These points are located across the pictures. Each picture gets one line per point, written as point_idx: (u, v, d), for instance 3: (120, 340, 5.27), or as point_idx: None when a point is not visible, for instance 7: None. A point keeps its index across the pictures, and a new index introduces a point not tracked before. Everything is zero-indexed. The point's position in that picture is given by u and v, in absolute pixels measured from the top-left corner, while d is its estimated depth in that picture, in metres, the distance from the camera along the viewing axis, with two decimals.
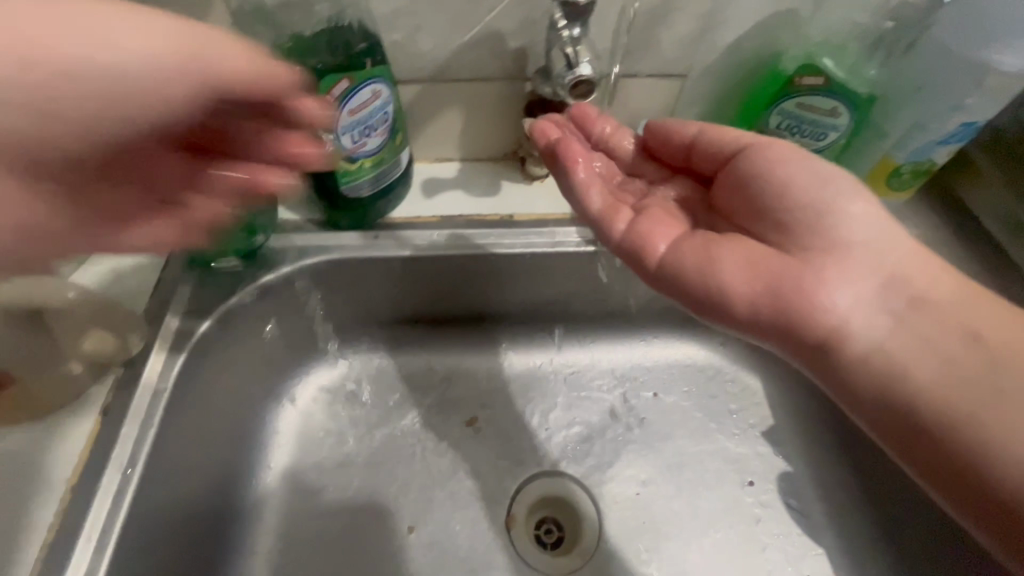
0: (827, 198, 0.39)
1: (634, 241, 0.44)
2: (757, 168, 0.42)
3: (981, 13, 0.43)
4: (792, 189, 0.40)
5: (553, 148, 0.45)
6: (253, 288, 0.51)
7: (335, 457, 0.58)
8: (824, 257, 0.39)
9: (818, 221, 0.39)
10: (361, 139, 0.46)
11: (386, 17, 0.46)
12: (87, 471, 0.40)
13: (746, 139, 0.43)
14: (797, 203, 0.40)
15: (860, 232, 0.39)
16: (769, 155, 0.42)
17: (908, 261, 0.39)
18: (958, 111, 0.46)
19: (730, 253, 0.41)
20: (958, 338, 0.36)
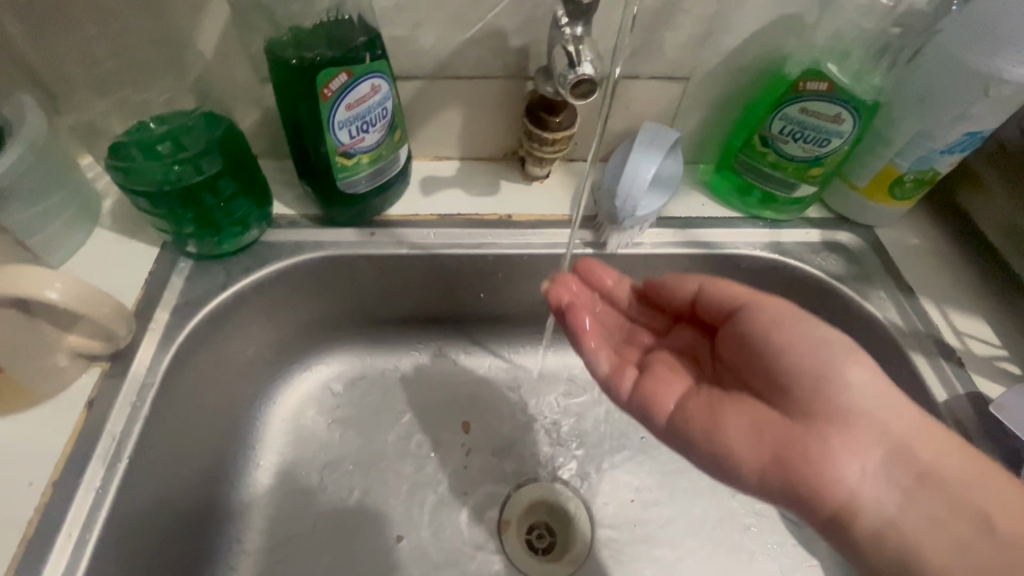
0: (830, 363, 0.38)
1: (641, 403, 0.43)
2: (755, 328, 0.40)
3: (990, 21, 0.42)
4: (792, 352, 0.38)
5: (564, 309, 0.47)
6: (247, 283, 0.51)
7: (324, 457, 0.57)
8: (829, 425, 0.37)
9: (822, 388, 0.37)
10: (359, 134, 0.45)
11: (386, 12, 0.46)
12: (71, 463, 0.39)
13: (741, 296, 0.42)
14: (799, 368, 0.38)
15: (864, 401, 0.37)
16: (764, 315, 0.40)
17: (915, 434, 0.37)
18: (963, 120, 0.46)
19: (738, 423, 0.39)
20: (980, 525, 0.34)
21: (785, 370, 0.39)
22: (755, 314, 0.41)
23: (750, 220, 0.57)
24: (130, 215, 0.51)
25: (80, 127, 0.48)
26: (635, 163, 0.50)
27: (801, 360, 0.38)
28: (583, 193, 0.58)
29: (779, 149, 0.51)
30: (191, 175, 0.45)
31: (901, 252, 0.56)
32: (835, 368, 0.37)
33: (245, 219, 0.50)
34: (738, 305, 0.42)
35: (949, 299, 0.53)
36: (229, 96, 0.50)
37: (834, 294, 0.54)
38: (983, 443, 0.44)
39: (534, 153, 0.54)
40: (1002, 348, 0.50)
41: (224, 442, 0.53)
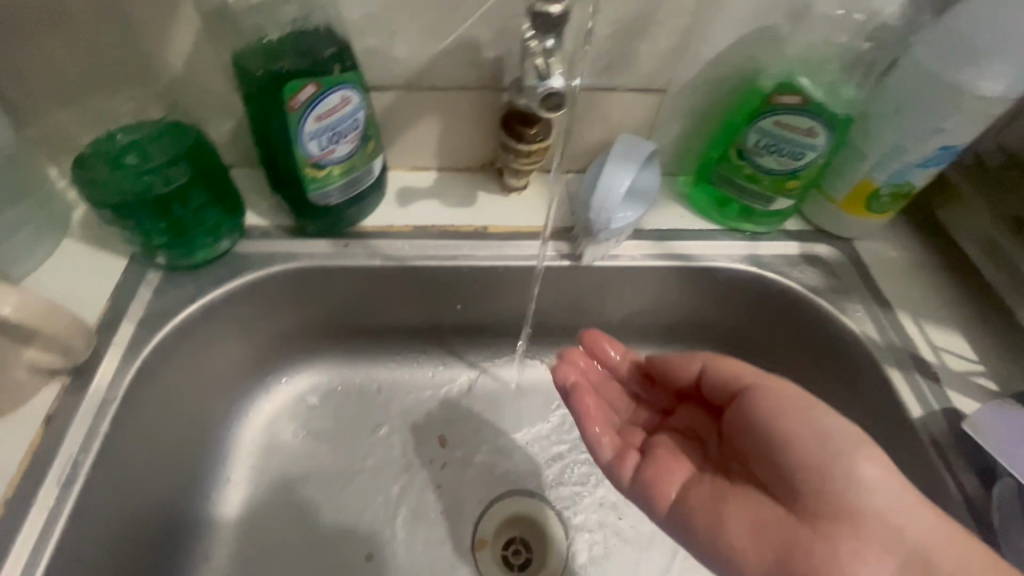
0: (834, 458, 0.37)
1: (643, 491, 0.45)
2: (757, 418, 0.41)
3: (961, 32, 0.42)
4: (794, 446, 0.38)
5: (570, 390, 0.49)
6: (217, 295, 0.50)
7: (297, 472, 0.57)
8: (835, 524, 0.37)
9: (825, 483, 0.37)
10: (329, 145, 0.45)
11: (358, 23, 0.45)
12: (25, 481, 0.38)
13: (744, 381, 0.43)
14: (802, 462, 0.38)
15: (874, 500, 0.37)
16: (766, 402, 0.40)
17: (931, 539, 0.36)
18: (938, 134, 0.45)
19: (739, 517, 0.40)
20: None
21: (787, 461, 0.39)
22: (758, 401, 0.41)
23: (728, 232, 0.57)
24: (99, 224, 0.51)
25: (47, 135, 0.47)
26: (609, 175, 0.50)
27: (803, 454, 0.38)
28: (561, 204, 0.57)
29: (755, 162, 0.50)
30: (156, 185, 0.44)
31: (879, 266, 0.55)
32: (841, 462, 0.37)
33: (217, 229, 0.49)
34: (740, 391, 0.43)
35: (927, 314, 0.52)
36: (201, 104, 0.50)
37: (812, 308, 0.54)
38: (959, 461, 0.44)
39: (511, 164, 0.54)
40: (979, 363, 0.49)
41: (192, 458, 0.52)
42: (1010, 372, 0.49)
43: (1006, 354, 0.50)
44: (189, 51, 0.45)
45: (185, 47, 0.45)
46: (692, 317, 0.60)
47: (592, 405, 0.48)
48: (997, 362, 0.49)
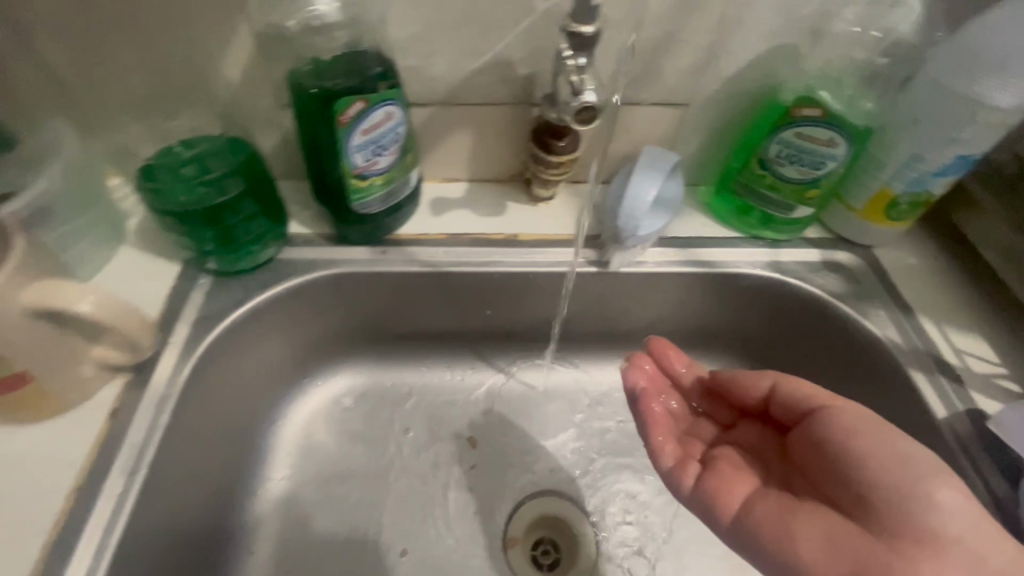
0: (916, 480, 0.37)
1: (707, 498, 0.45)
2: (830, 434, 0.41)
3: (975, 48, 0.44)
4: (871, 465, 0.39)
5: (636, 393, 0.49)
6: (263, 299, 0.53)
7: (333, 471, 0.59)
8: (917, 548, 0.35)
9: (905, 504, 0.37)
10: (372, 157, 0.48)
11: (401, 44, 0.49)
12: (92, 471, 0.41)
13: (817, 400, 0.44)
14: (880, 479, 0.38)
15: (953, 526, 0.36)
16: (837, 419, 0.42)
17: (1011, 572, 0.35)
18: (955, 144, 0.47)
19: (810, 530, 0.39)
20: None
21: (860, 477, 0.39)
22: (830, 419, 0.42)
23: (750, 240, 0.59)
24: (154, 231, 0.54)
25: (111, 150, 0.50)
26: (635, 186, 0.53)
27: (879, 472, 0.38)
28: (588, 213, 0.59)
29: (776, 172, 0.52)
30: (214, 195, 0.47)
31: (899, 272, 0.57)
32: (922, 484, 0.37)
33: (264, 237, 0.52)
34: (812, 411, 0.44)
35: (948, 318, 0.54)
36: (251, 120, 0.53)
37: (834, 312, 0.55)
38: (984, 460, 0.45)
39: (540, 175, 0.57)
40: (1002, 367, 0.50)
41: (237, 455, 0.54)
42: None
43: None
44: (244, 71, 0.49)
45: (240, 67, 0.49)
46: (715, 323, 0.62)
47: (657, 412, 0.49)
48: (1019, 366, 0.50)
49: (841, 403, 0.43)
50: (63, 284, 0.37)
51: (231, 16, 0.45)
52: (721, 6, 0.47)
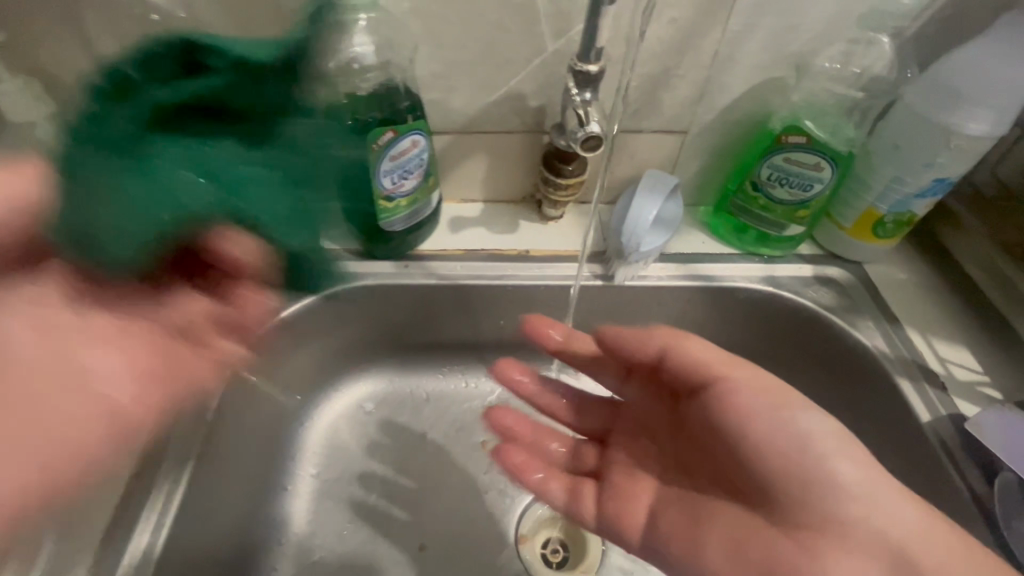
0: (811, 461, 0.39)
1: (614, 510, 0.49)
2: (725, 419, 0.43)
3: (946, 81, 0.49)
4: (762, 451, 0.41)
5: (500, 450, 0.52)
6: (297, 308, 0.58)
7: (358, 468, 0.63)
8: (817, 534, 0.39)
9: (802, 490, 0.39)
10: (400, 181, 0.54)
11: (426, 79, 0.54)
12: None
13: (709, 371, 0.45)
14: (768, 464, 0.40)
15: (850, 507, 0.39)
16: (731, 397, 0.43)
17: (914, 540, 0.38)
18: (931, 168, 0.51)
19: (717, 533, 0.42)
20: None
21: (752, 463, 0.41)
22: (726, 398, 0.43)
23: (746, 256, 0.63)
24: None
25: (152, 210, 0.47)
26: (636, 207, 0.58)
27: (768, 457, 0.40)
28: (593, 231, 0.64)
29: (768, 193, 0.57)
30: None
31: (887, 286, 0.60)
32: (810, 466, 0.39)
33: None
34: (705, 384, 0.45)
35: (933, 329, 0.57)
36: None
37: (825, 324, 0.59)
38: (965, 459, 0.48)
39: (550, 197, 0.62)
40: (984, 375, 0.53)
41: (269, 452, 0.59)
42: (1013, 382, 0.53)
43: (1009, 367, 0.54)
44: None
45: None
46: (713, 334, 0.66)
47: (518, 458, 0.52)
48: (1000, 373, 0.53)
49: (732, 373, 0.44)
50: None
51: None
52: (713, 45, 0.52)
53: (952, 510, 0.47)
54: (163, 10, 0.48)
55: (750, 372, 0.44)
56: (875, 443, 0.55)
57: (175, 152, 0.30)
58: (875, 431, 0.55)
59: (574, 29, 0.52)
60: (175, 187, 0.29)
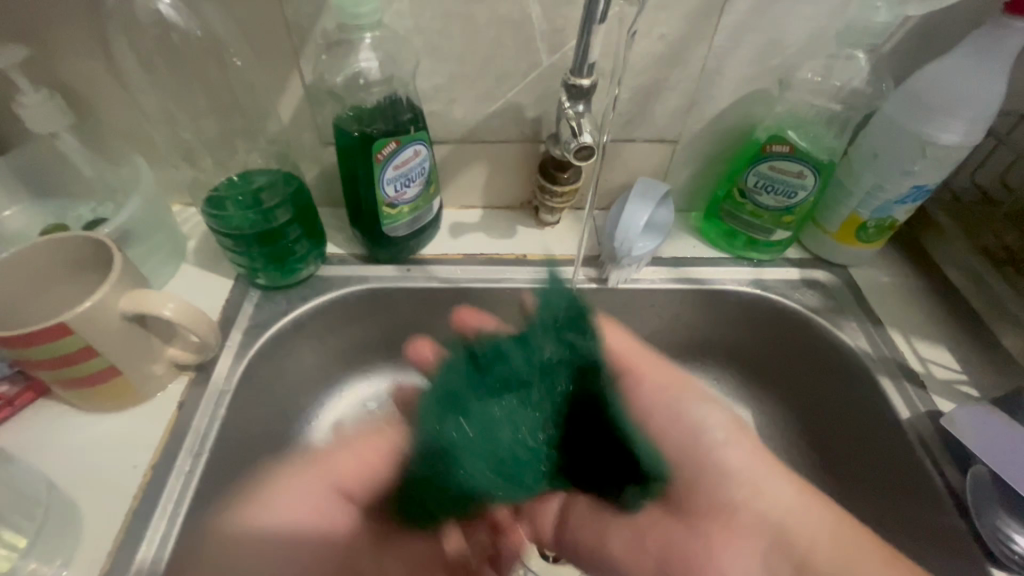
0: (707, 451, 0.45)
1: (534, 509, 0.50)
2: (638, 411, 0.47)
3: (920, 94, 0.51)
4: (663, 440, 0.46)
5: None
6: (304, 310, 0.61)
7: None
8: (710, 522, 0.44)
9: (700, 482, 0.45)
10: (402, 189, 0.56)
11: (428, 92, 0.57)
12: (166, 452, 0.48)
13: (629, 365, 0.48)
14: (676, 449, 0.46)
15: (741, 495, 0.44)
16: (643, 383, 0.48)
17: (799, 525, 0.42)
18: (910, 176, 0.54)
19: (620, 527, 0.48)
20: None
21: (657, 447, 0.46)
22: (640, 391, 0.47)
23: (736, 260, 0.65)
24: (213, 252, 0.63)
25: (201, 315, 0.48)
26: (629, 214, 0.61)
27: (665, 442, 0.46)
28: (589, 235, 0.67)
29: (755, 200, 0.59)
30: (266, 223, 0.55)
31: (871, 289, 0.63)
32: (710, 454, 0.45)
33: (307, 257, 0.60)
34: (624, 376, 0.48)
35: (915, 330, 0.59)
36: (298, 157, 0.62)
37: (810, 325, 0.61)
38: (941, 453, 0.50)
39: (546, 203, 0.64)
40: (963, 373, 0.56)
41: (278, 447, 0.61)
42: (991, 381, 0.55)
43: (988, 367, 0.56)
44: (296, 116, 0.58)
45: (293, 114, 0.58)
46: (704, 335, 0.68)
47: None
48: (977, 372, 0.55)
49: (646, 369, 0.48)
50: (148, 293, 0.45)
51: (286, 73, 0.54)
52: (700, 59, 0.55)
53: (927, 502, 0.49)
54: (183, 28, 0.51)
55: (658, 368, 0.49)
56: (858, 439, 0.57)
57: (481, 466, 0.36)
58: (857, 427, 0.57)
59: (569, 45, 0.54)
60: (489, 449, 0.36)
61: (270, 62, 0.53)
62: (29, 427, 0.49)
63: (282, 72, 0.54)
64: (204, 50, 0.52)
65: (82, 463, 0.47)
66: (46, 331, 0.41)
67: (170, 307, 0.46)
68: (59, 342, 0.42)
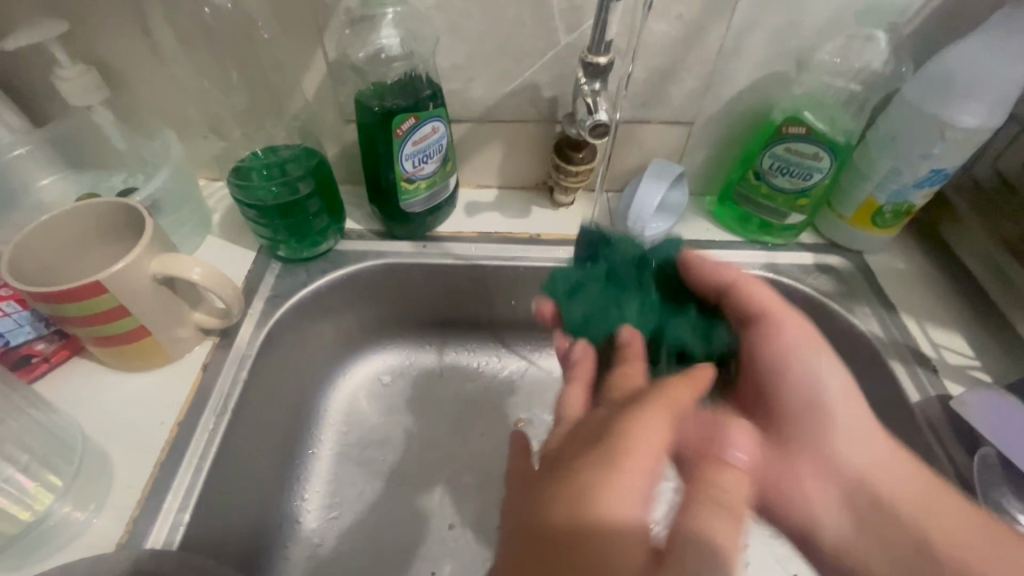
0: (812, 390, 0.44)
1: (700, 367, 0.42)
2: (878, 502, 0.42)
3: (942, 80, 0.51)
4: (868, 462, 0.42)
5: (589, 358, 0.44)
6: (323, 282, 0.62)
7: (376, 437, 0.67)
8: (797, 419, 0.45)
9: (801, 413, 0.45)
10: (420, 164, 0.57)
11: (448, 71, 0.58)
12: (193, 406, 0.50)
13: (825, 400, 0.44)
14: (850, 509, 0.43)
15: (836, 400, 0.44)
16: (824, 423, 0.44)
17: (864, 455, 0.43)
18: (928, 159, 0.53)
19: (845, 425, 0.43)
20: (883, 515, 0.42)
21: (866, 543, 0.42)
22: (792, 396, 0.45)
23: (750, 243, 0.65)
24: (236, 224, 0.65)
25: (397, 387, 0.70)
26: (644, 192, 0.61)
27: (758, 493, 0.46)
28: (602, 217, 0.68)
29: (770, 182, 0.60)
30: (289, 193, 0.57)
31: (886, 275, 0.63)
32: (802, 367, 0.45)
33: (326, 231, 0.62)
34: (786, 364, 0.45)
35: (928, 316, 0.59)
36: (321, 135, 0.63)
37: (822, 309, 0.61)
38: (951, 436, 0.50)
39: (561, 183, 0.65)
40: (976, 360, 0.56)
41: (299, 413, 0.63)
42: (1003, 370, 0.55)
43: (1004, 357, 0.56)
44: (316, 94, 0.59)
45: (314, 91, 0.59)
46: None
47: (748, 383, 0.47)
48: (989, 360, 0.55)
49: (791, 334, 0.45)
50: (178, 257, 0.47)
51: (309, 49, 0.55)
52: (718, 39, 0.55)
53: None
54: (215, 4, 0.52)
55: (819, 375, 0.44)
56: None
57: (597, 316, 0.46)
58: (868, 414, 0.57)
59: (586, 24, 0.54)
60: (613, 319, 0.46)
61: (293, 38, 0.54)
62: (68, 380, 0.52)
63: (306, 49, 0.55)
64: (234, 24, 0.53)
65: (118, 418, 0.49)
66: (85, 289, 0.43)
67: (195, 273, 0.47)
68: (94, 300, 0.44)
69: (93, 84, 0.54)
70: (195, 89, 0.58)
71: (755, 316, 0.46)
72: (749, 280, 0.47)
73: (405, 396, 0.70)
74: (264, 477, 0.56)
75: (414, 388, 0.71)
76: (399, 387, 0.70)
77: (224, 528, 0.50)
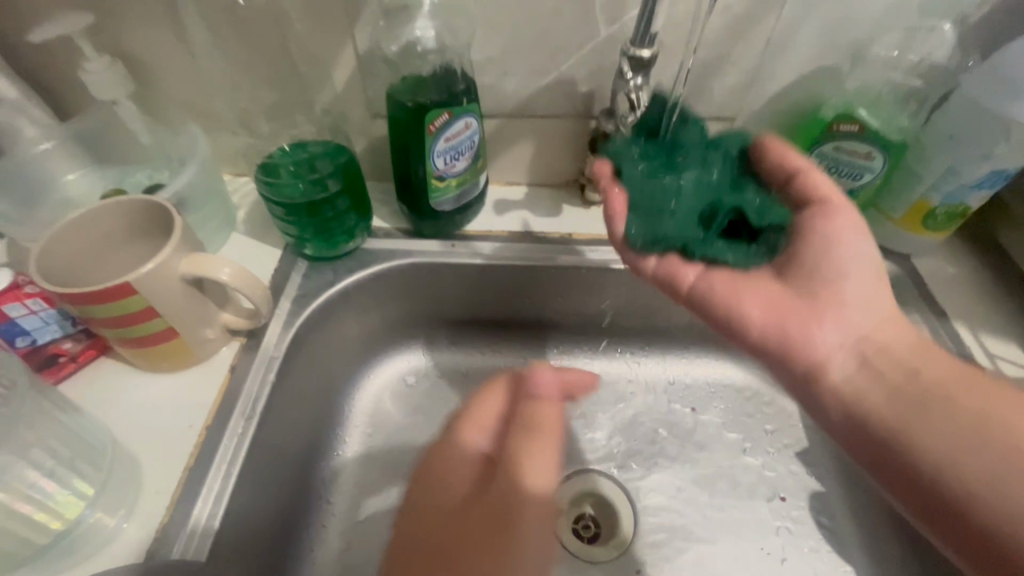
0: (839, 258, 0.48)
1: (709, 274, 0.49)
2: (887, 368, 0.44)
3: (1007, 74, 0.48)
4: (885, 330, 0.46)
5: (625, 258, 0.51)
6: (350, 282, 0.61)
7: (401, 440, 0.65)
8: (823, 290, 0.47)
9: (822, 280, 0.47)
10: (451, 162, 0.55)
11: (481, 64, 0.56)
12: (221, 410, 0.49)
13: (846, 273, 0.47)
14: (863, 373, 0.45)
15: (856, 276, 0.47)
16: (841, 295, 0.47)
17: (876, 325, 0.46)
18: (988, 159, 0.50)
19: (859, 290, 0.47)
20: (907, 378, 0.43)
21: (868, 381, 0.44)
22: (822, 265, 0.48)
23: None
24: (261, 221, 0.64)
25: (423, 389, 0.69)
26: None
27: (765, 327, 0.48)
28: None
29: None
30: (317, 191, 0.55)
31: (936, 280, 0.60)
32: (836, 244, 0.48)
33: (353, 230, 0.60)
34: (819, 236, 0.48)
35: (981, 324, 0.56)
36: (348, 130, 0.62)
37: None
38: None
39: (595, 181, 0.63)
40: None
41: (325, 415, 0.62)
42: None
43: None
44: (345, 88, 0.57)
45: (342, 85, 0.57)
46: None
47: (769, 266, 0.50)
48: None
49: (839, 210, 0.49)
50: (207, 258, 0.46)
51: (339, 41, 0.53)
52: (767, 31, 0.52)
53: None
54: None
55: (855, 247, 0.48)
56: None
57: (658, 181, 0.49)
58: None
59: (628, 15, 0.52)
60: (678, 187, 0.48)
61: (323, 30, 0.52)
62: (93, 381, 0.51)
63: (336, 41, 0.53)
64: (263, 15, 0.51)
65: (144, 421, 0.48)
66: (114, 290, 0.42)
67: (225, 273, 0.46)
68: (124, 301, 0.43)
69: (119, 78, 0.52)
70: (222, 83, 0.56)
71: (806, 201, 0.50)
72: (815, 170, 0.51)
73: (430, 398, 0.68)
74: (291, 480, 0.56)
75: (440, 391, 0.69)
76: (425, 390, 0.69)
77: (253, 533, 0.49)
